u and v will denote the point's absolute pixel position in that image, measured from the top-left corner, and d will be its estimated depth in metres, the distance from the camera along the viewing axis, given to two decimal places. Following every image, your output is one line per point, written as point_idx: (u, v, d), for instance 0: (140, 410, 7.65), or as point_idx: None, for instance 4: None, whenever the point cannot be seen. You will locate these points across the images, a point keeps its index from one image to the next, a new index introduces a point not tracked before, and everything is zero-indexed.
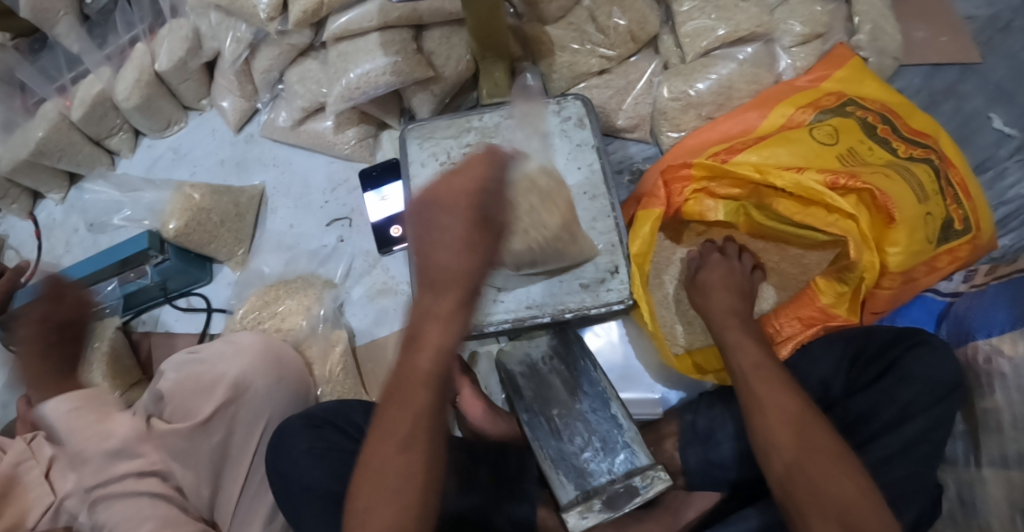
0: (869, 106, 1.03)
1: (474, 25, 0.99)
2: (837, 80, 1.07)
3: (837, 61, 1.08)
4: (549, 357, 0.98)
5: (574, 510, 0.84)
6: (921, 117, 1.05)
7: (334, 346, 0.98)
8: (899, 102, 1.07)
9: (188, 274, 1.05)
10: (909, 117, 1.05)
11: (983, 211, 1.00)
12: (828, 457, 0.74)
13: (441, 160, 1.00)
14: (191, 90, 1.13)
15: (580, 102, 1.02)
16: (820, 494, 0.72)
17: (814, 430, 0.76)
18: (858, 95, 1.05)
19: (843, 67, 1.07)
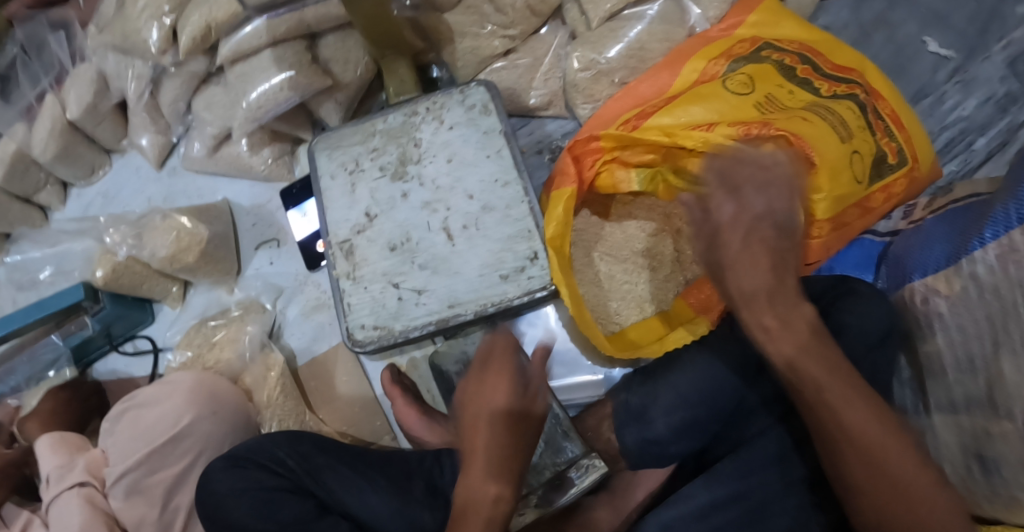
0: (785, 48, 0.99)
1: (364, 26, 0.96)
2: (752, 25, 1.02)
3: (751, 4, 1.03)
4: None
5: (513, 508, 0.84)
6: (844, 51, 1.01)
7: (270, 371, 0.96)
8: (821, 38, 1.02)
9: (128, 318, 1.05)
10: (831, 54, 1.00)
11: (919, 139, 0.96)
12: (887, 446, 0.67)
13: (350, 168, 0.98)
14: (108, 131, 1.12)
15: (484, 87, 0.99)
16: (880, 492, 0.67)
17: (859, 404, 0.68)
18: (775, 37, 1.01)
19: (758, 10, 1.02)
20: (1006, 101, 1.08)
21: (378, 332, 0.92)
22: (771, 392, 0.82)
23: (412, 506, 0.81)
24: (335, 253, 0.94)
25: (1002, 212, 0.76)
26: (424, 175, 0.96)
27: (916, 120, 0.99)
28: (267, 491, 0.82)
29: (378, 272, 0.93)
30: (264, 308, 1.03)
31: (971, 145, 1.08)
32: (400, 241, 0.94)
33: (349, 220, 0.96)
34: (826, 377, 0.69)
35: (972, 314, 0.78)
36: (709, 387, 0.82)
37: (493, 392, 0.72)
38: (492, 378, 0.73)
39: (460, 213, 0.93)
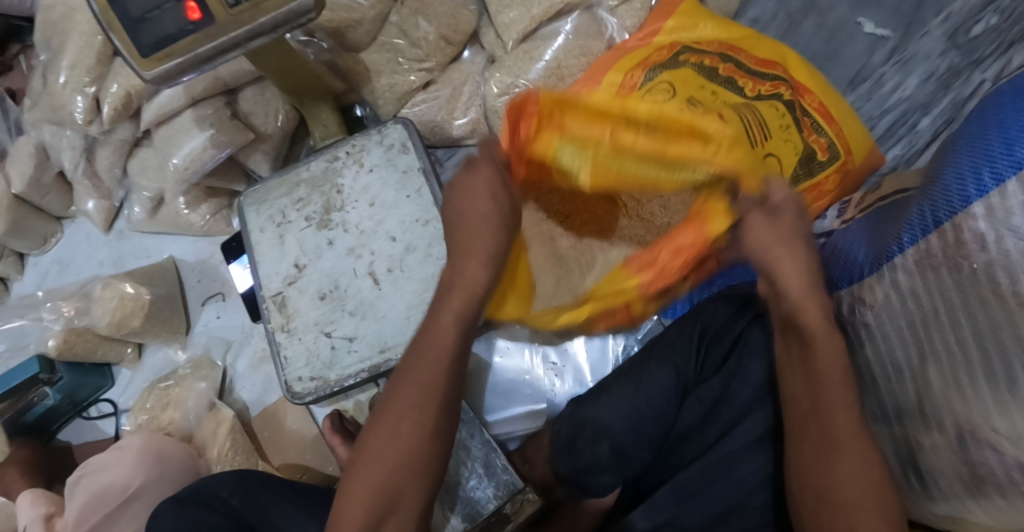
0: (704, 50, 0.95)
1: (279, 80, 0.97)
2: (670, 30, 0.98)
3: (668, 9, 1.00)
4: None
5: None
6: (767, 44, 0.96)
7: (220, 426, 0.99)
8: (742, 34, 0.98)
9: (88, 384, 1.08)
10: (753, 49, 0.96)
11: (850, 130, 0.92)
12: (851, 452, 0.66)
13: (277, 221, 0.98)
14: (55, 200, 1.15)
15: (401, 126, 0.98)
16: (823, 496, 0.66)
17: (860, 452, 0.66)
18: (694, 41, 0.97)
19: (674, 14, 0.99)
20: (949, 76, 1.01)
21: (314, 383, 0.93)
22: (698, 420, 0.80)
23: None
24: (267, 308, 0.94)
25: (917, 215, 0.71)
26: (348, 221, 0.96)
27: (846, 107, 0.95)
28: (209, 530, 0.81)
29: (310, 323, 0.94)
30: (215, 363, 1.05)
31: (915, 126, 1.01)
32: (329, 290, 0.95)
33: (279, 273, 0.96)
34: (815, 375, 0.68)
35: (898, 324, 0.74)
36: (633, 417, 0.81)
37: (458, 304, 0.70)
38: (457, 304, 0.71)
39: (385, 257, 0.94)
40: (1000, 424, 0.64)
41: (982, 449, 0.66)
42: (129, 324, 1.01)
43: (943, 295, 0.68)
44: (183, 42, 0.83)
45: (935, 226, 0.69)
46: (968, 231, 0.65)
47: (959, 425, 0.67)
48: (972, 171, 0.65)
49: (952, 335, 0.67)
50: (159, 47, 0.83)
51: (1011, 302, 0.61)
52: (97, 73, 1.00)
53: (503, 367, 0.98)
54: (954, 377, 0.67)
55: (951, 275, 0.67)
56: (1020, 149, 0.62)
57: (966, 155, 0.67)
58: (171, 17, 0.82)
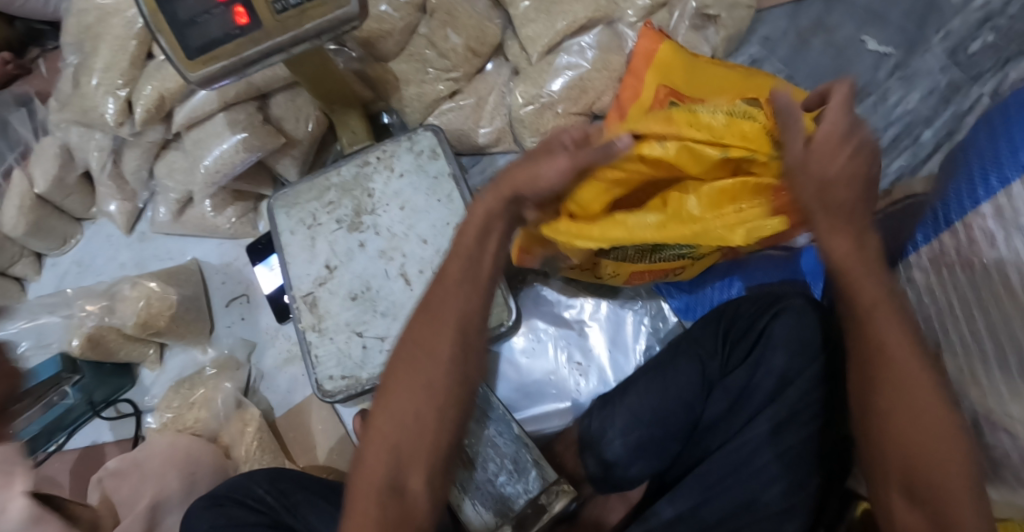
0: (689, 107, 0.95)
1: (310, 85, 1.00)
2: (656, 74, 0.99)
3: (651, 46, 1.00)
4: None
5: None
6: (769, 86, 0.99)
7: (246, 426, 1.00)
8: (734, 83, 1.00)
9: (110, 384, 1.08)
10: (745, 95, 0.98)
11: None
12: (919, 394, 0.66)
13: (308, 223, 1.01)
14: (78, 202, 1.15)
15: (431, 132, 1.01)
16: (895, 443, 0.66)
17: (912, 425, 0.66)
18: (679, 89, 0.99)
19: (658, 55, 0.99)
20: (949, 91, 1.06)
21: (345, 382, 0.95)
22: (723, 410, 0.84)
23: None
24: (299, 307, 0.97)
25: (932, 218, 0.75)
26: (379, 224, 0.99)
27: None
28: (245, 527, 0.82)
29: (341, 323, 0.97)
30: (239, 364, 1.06)
31: (918, 138, 1.06)
32: (360, 291, 0.97)
33: (311, 274, 0.99)
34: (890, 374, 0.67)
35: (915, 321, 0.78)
36: (660, 406, 0.84)
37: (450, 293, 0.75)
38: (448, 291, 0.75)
39: (415, 260, 0.97)
40: (1014, 409, 0.68)
41: (996, 432, 0.70)
42: (155, 324, 1.02)
43: (959, 291, 0.72)
44: (228, 45, 0.85)
45: (947, 226, 0.73)
46: (979, 230, 0.69)
47: (974, 410, 0.71)
48: (981, 174, 0.69)
49: (966, 330, 0.72)
50: (205, 50, 0.85)
51: (1023, 296, 0.65)
52: (130, 76, 1.03)
53: (533, 365, 1.00)
54: (970, 368, 0.71)
55: (963, 272, 0.72)
56: (1023, 152, 0.66)
57: (975, 161, 0.71)
58: (216, 22, 0.85)
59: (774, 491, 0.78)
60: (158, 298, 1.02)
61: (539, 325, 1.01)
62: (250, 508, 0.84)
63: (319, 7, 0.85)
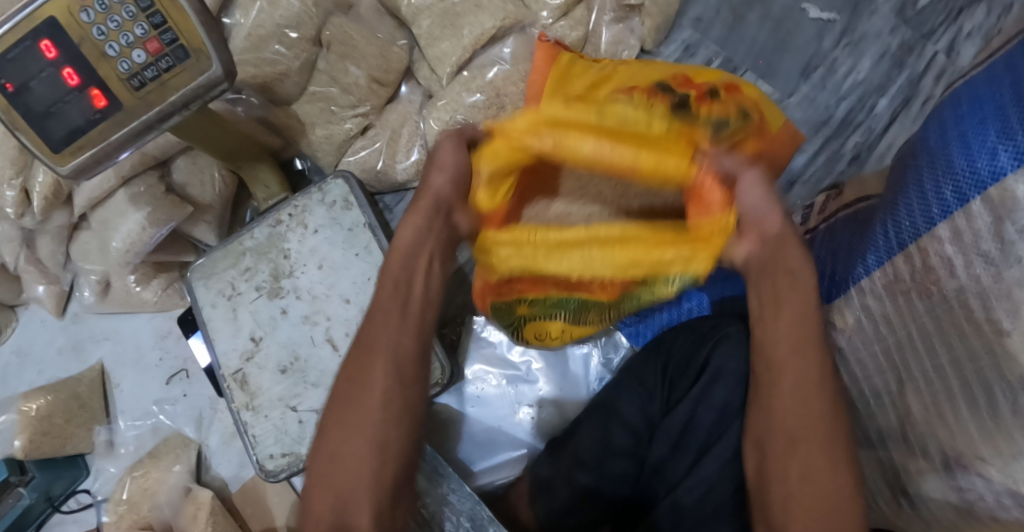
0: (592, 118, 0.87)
1: (207, 147, 0.92)
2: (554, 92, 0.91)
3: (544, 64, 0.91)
4: None
5: None
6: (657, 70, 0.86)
7: (199, 510, 0.95)
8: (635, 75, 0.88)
9: (64, 478, 1.05)
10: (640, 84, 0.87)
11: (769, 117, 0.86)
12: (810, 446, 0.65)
13: (227, 295, 0.95)
14: (4, 290, 1.10)
15: (342, 180, 0.94)
16: (790, 499, 0.64)
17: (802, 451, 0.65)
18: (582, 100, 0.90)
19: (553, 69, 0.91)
20: (902, 53, 0.96)
21: (287, 458, 0.90)
22: (668, 450, 0.77)
23: None
24: (228, 388, 0.91)
25: (882, 238, 0.68)
26: (300, 287, 0.93)
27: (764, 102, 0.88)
28: None
29: (274, 399, 0.91)
30: (188, 441, 1.02)
31: (873, 109, 0.96)
32: (289, 362, 0.91)
33: (237, 349, 0.93)
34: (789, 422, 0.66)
35: (871, 349, 0.70)
36: (601, 449, 0.81)
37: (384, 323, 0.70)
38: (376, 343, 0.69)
39: (340, 322, 0.91)
40: (985, 451, 0.61)
41: (969, 476, 0.63)
42: (88, 403, 1.06)
43: (917, 321, 0.64)
44: (93, 132, 0.79)
45: (900, 249, 0.66)
46: (935, 255, 0.62)
47: (943, 451, 0.65)
48: (935, 190, 0.62)
49: (929, 365, 0.64)
50: (71, 140, 0.79)
51: (987, 329, 0.58)
52: (20, 163, 0.96)
53: (482, 412, 0.96)
54: (935, 405, 0.64)
55: (920, 300, 0.64)
56: (983, 165, 0.58)
57: (927, 174, 0.63)
58: (76, 109, 0.78)
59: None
60: (87, 389, 1.06)
61: (480, 369, 0.97)
62: None
63: (179, 76, 0.78)
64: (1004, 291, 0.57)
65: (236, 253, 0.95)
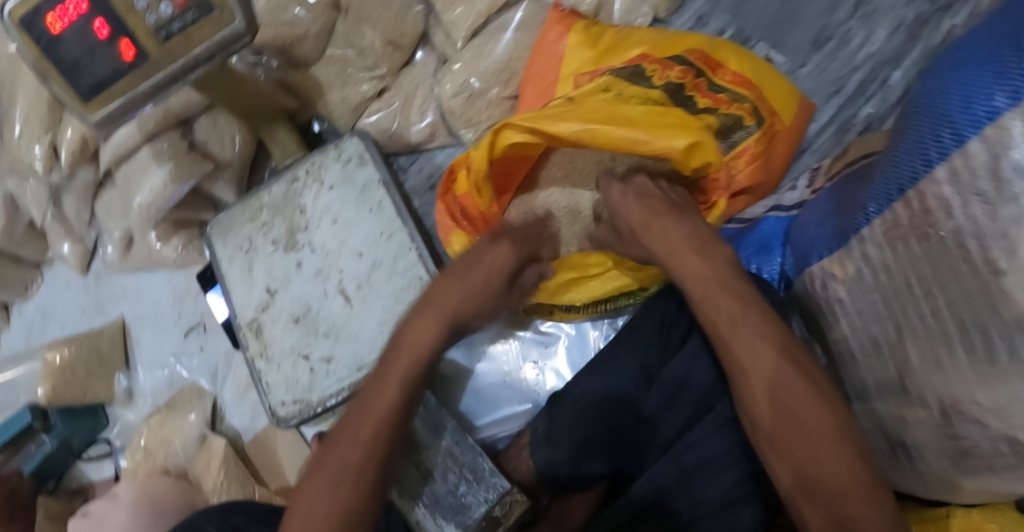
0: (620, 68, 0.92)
1: (230, 105, 0.96)
2: (575, 48, 0.95)
3: (565, 25, 0.97)
4: None
5: None
6: (677, 43, 0.94)
7: (213, 458, 0.99)
8: (660, 44, 0.95)
9: (84, 428, 1.08)
10: (662, 51, 0.94)
11: (774, 94, 0.93)
12: (812, 434, 0.62)
13: (245, 248, 0.98)
14: (32, 249, 1.15)
15: (357, 138, 0.97)
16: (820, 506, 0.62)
17: (806, 441, 0.62)
18: (602, 60, 0.94)
19: (574, 31, 0.96)
20: (917, 26, 0.97)
21: (298, 406, 0.92)
22: (664, 403, 0.79)
23: None
24: (244, 337, 0.95)
25: (882, 186, 0.70)
26: (314, 241, 0.95)
27: (773, 73, 0.95)
28: None
29: (286, 349, 0.94)
30: (203, 392, 1.06)
31: (887, 81, 0.97)
32: (301, 313, 0.94)
33: (252, 301, 0.96)
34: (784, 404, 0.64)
35: (869, 299, 0.72)
36: (608, 392, 0.82)
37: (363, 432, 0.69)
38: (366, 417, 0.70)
39: (352, 275, 0.93)
40: (982, 397, 0.61)
41: (965, 423, 0.63)
42: (110, 357, 1.09)
43: (916, 267, 0.65)
44: (121, 82, 0.82)
45: (901, 195, 0.67)
46: (933, 198, 0.63)
47: (940, 400, 0.65)
48: (934, 134, 0.64)
49: (925, 309, 0.65)
50: (99, 91, 0.83)
51: (982, 269, 0.59)
52: (50, 121, 1.01)
53: (488, 370, 0.98)
54: (932, 350, 0.64)
55: (918, 246, 0.65)
56: (979, 107, 0.60)
57: (927, 117, 0.65)
58: (103, 61, 0.81)
59: (719, 486, 0.75)
60: (107, 343, 1.10)
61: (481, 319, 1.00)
62: None
63: (204, 29, 0.82)
64: (998, 229, 0.57)
65: (256, 207, 0.99)
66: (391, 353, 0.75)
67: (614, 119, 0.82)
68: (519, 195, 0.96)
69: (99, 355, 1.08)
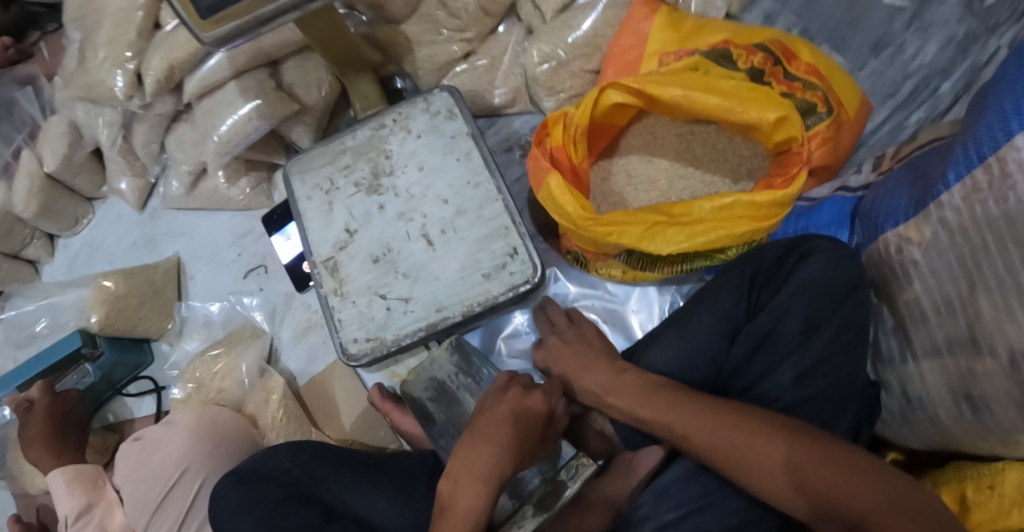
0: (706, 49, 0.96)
1: (323, 49, 0.98)
2: (659, 30, 1.00)
3: (648, 10, 1.00)
4: (455, 374, 0.93)
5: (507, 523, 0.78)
6: (755, 33, 0.97)
7: (270, 394, 0.98)
8: (742, 32, 0.98)
9: (128, 361, 1.07)
10: (741, 38, 0.97)
11: (840, 85, 0.94)
12: (804, 457, 0.67)
13: (325, 188, 0.99)
14: (87, 180, 1.14)
15: (447, 93, 1.00)
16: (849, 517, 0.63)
17: (809, 463, 0.66)
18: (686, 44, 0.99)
19: (657, 15, 1.00)
20: (966, 42, 1.03)
21: (370, 343, 0.94)
22: (746, 356, 0.81)
23: (411, 508, 0.84)
24: (320, 273, 0.96)
25: (962, 154, 0.74)
26: (398, 186, 0.97)
27: (840, 67, 0.97)
28: (272, 500, 0.84)
29: (363, 286, 0.95)
30: (260, 332, 1.05)
31: (936, 90, 1.03)
32: (381, 253, 0.96)
33: (329, 239, 0.98)
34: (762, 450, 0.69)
35: (944, 259, 0.76)
36: (694, 358, 0.82)
37: (473, 454, 0.79)
38: (466, 477, 0.78)
39: (436, 219, 0.95)
40: None
41: None
42: (163, 292, 1.08)
43: (992, 226, 0.70)
44: (240, 5, 0.83)
45: (980, 161, 0.72)
46: (1013, 162, 0.68)
47: (1010, 348, 0.69)
48: (1015, 107, 0.70)
49: (1001, 264, 0.69)
50: (216, 11, 0.84)
51: None
52: (138, 48, 1.00)
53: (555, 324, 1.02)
54: (1005, 302, 0.69)
55: (996, 207, 0.70)
56: None
57: (1008, 98, 0.71)
58: None
59: None
60: (162, 277, 1.09)
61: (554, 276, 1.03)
62: (275, 482, 0.86)
63: None
64: None
65: (337, 150, 1.01)
66: (483, 415, 0.83)
67: (708, 88, 0.89)
68: (599, 159, 1.00)
69: (151, 287, 1.06)
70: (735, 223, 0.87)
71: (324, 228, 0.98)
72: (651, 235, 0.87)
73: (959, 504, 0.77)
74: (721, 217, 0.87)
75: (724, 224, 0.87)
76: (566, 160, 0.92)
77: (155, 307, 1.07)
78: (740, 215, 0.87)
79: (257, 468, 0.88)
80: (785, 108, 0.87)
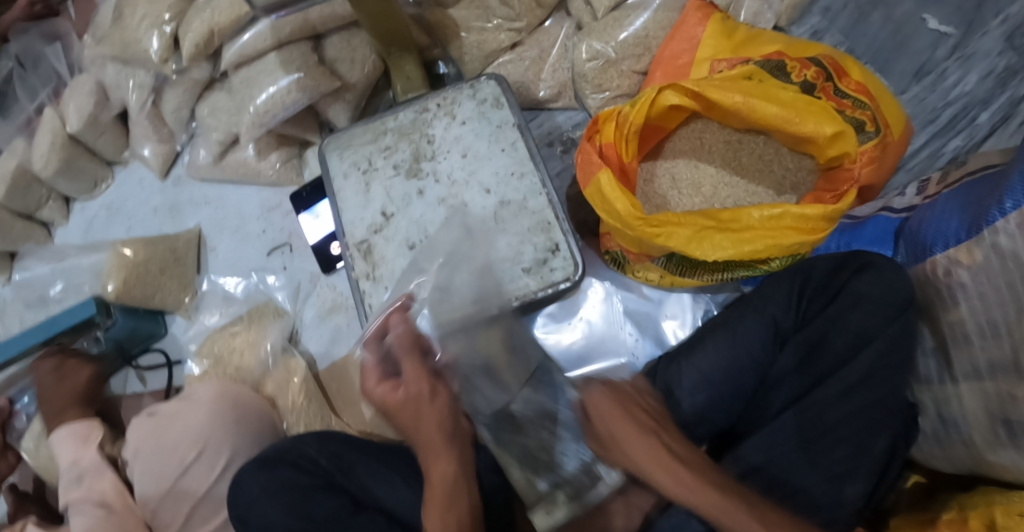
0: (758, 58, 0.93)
1: (370, 25, 0.94)
2: (712, 36, 0.98)
3: (700, 17, 0.99)
4: None
5: (538, 508, 0.86)
6: (811, 46, 0.94)
7: (292, 376, 0.96)
8: (795, 45, 0.95)
9: (142, 331, 1.03)
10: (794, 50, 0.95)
11: (887, 107, 0.91)
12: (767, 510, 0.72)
13: (363, 168, 0.97)
14: (110, 144, 1.11)
15: (494, 81, 0.98)
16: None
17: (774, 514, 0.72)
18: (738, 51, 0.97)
19: (710, 22, 0.98)
20: (1006, 75, 1.03)
21: None
22: (793, 365, 0.82)
23: None
24: (353, 255, 0.93)
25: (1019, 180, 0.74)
26: (439, 171, 0.96)
27: (887, 88, 0.94)
28: (301, 490, 0.81)
29: (395, 271, 0.93)
30: (284, 311, 1.03)
31: (974, 120, 1.03)
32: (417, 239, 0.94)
33: (365, 220, 0.95)
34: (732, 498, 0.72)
35: (993, 281, 0.76)
36: (738, 359, 0.83)
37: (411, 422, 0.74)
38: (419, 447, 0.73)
39: (477, 208, 0.94)
40: None
41: None
42: (184, 262, 1.05)
43: None
44: None
45: None
46: None
47: None
48: None
49: None
50: None
51: None
52: (177, 10, 0.96)
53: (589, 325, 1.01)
54: None
55: None
56: None
57: None
58: None
59: (830, 458, 0.76)
60: (183, 247, 1.06)
61: (590, 281, 1.02)
62: (302, 470, 0.83)
63: None
64: None
65: (378, 131, 0.98)
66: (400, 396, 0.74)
67: (767, 96, 0.89)
68: (643, 161, 0.99)
69: (170, 258, 1.03)
70: (783, 235, 0.85)
71: (361, 209, 0.96)
72: (698, 239, 0.86)
73: (988, 529, 0.75)
74: (770, 228, 0.86)
75: (772, 234, 0.85)
76: (615, 158, 0.90)
77: (171, 280, 1.03)
78: (788, 227, 0.85)
79: (281, 455, 0.85)
80: (840, 124, 0.86)
